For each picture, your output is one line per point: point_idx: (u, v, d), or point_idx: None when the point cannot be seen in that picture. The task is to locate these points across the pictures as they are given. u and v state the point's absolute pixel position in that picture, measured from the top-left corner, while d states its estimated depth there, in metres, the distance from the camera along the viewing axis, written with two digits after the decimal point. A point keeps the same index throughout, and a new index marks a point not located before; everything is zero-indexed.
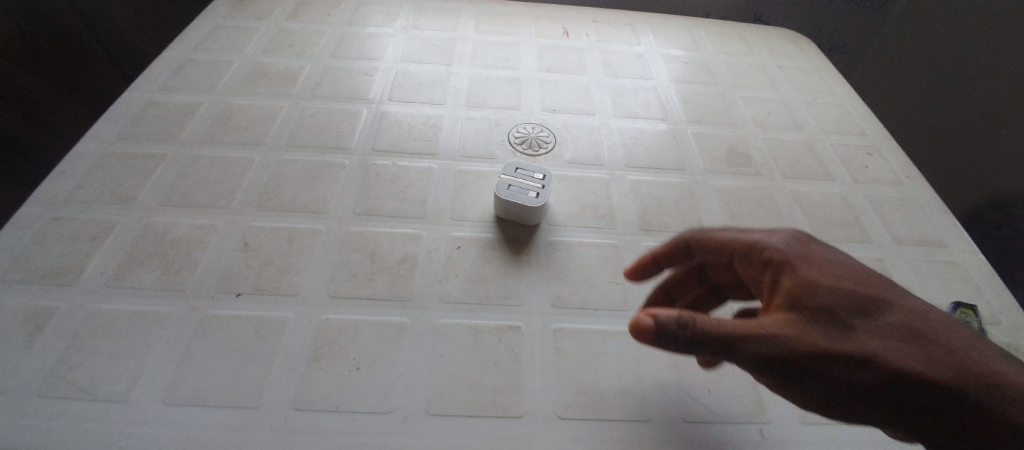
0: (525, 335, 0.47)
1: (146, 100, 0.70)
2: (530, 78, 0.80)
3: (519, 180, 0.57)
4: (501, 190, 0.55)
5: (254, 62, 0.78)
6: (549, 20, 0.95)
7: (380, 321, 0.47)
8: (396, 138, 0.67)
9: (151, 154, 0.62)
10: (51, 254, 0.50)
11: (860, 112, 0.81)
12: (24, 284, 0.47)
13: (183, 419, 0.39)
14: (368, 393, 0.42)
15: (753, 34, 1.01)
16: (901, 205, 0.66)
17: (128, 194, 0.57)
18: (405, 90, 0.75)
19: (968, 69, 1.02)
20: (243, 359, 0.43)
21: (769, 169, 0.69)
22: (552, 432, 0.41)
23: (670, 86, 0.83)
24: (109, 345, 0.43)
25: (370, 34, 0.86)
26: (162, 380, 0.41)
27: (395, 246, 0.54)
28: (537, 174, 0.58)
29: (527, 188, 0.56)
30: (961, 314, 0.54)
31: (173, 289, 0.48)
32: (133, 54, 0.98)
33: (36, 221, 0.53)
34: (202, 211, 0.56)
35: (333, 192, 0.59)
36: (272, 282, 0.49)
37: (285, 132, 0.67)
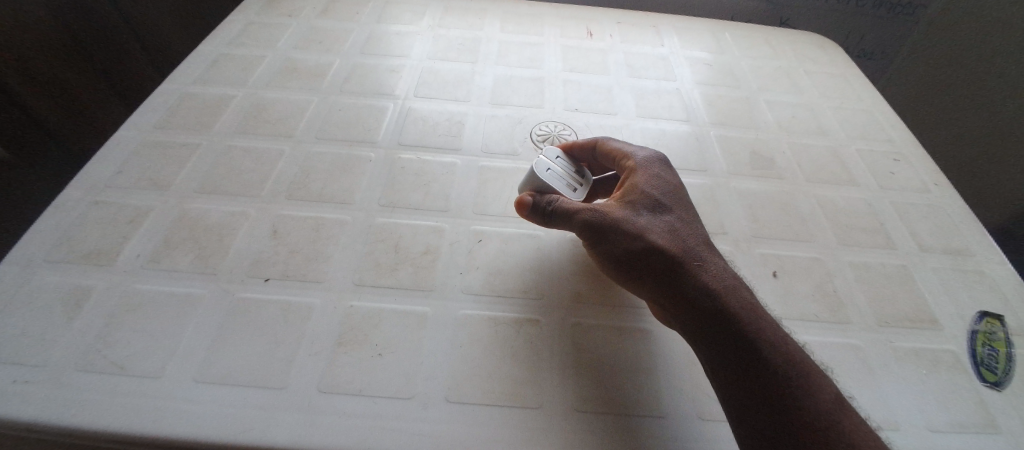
0: (543, 328, 0.48)
1: (182, 92, 0.72)
2: (553, 78, 0.81)
3: (561, 168, 0.55)
4: (539, 170, 0.53)
5: (285, 57, 0.80)
6: (573, 22, 0.96)
7: (403, 309, 0.48)
8: (421, 133, 0.69)
9: (186, 143, 0.64)
10: (92, 235, 0.53)
11: (887, 119, 0.80)
12: (67, 263, 0.50)
13: (213, 396, 0.41)
14: (390, 378, 0.43)
15: (779, 38, 1.00)
16: (929, 213, 0.65)
17: (164, 181, 0.59)
18: (431, 88, 0.77)
19: (988, 77, 1.01)
20: (272, 340, 0.45)
21: (792, 173, 0.68)
22: (568, 424, 0.41)
23: (693, 89, 0.83)
24: (145, 323, 0.45)
25: (396, 32, 0.88)
26: (194, 359, 0.43)
27: (419, 238, 0.55)
28: (580, 170, 0.56)
29: (565, 179, 0.54)
30: (989, 325, 0.53)
31: (206, 272, 0.50)
32: (171, 50, 1.00)
33: (79, 204, 0.56)
34: (233, 199, 0.58)
35: (359, 184, 0.61)
36: (300, 269, 0.51)
37: (314, 125, 0.69)
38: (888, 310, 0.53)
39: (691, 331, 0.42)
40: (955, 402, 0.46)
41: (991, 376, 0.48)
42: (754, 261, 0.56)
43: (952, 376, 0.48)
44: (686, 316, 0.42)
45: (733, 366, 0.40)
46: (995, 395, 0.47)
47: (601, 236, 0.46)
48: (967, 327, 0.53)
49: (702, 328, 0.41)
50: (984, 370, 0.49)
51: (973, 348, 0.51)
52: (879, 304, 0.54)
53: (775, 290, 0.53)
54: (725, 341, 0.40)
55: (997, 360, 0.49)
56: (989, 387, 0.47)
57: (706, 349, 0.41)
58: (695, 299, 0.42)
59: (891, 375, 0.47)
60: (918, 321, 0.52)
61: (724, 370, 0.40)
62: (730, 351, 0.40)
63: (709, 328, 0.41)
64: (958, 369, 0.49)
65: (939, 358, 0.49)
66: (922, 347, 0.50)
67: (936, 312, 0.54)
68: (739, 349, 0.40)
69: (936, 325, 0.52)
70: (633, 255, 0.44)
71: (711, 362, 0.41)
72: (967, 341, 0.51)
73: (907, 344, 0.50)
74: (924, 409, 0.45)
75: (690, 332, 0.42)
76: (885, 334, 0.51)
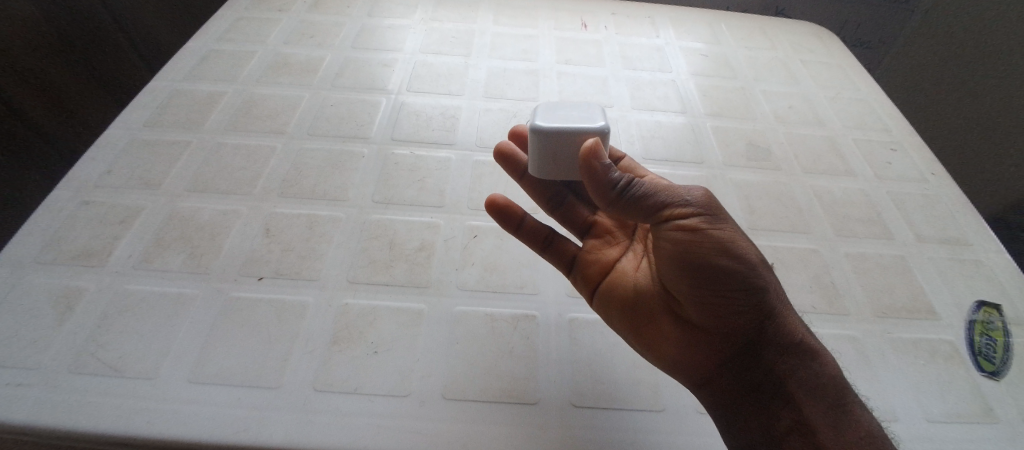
0: (540, 324, 0.48)
1: (171, 89, 0.71)
2: (548, 71, 0.80)
3: None
4: None
5: (276, 53, 0.79)
6: (567, 13, 0.95)
7: (398, 307, 0.48)
8: (414, 128, 0.68)
9: (176, 142, 0.63)
10: (82, 236, 0.52)
11: (884, 108, 0.80)
12: (57, 265, 0.49)
13: (207, 397, 0.40)
14: (386, 376, 0.42)
15: (775, 29, 0.99)
16: (925, 202, 0.65)
17: (154, 179, 0.59)
18: (424, 82, 0.76)
19: (981, 65, 1.00)
20: (265, 340, 0.44)
21: (789, 164, 0.68)
22: (566, 419, 0.41)
23: (689, 80, 0.82)
24: (137, 324, 0.45)
25: (389, 26, 0.87)
26: (187, 360, 0.43)
27: (413, 235, 0.54)
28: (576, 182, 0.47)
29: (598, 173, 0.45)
30: (986, 314, 0.53)
31: (198, 272, 0.50)
32: (158, 44, 0.98)
33: (68, 205, 0.55)
34: (225, 197, 0.57)
35: (352, 180, 0.60)
36: (293, 267, 0.51)
37: (307, 121, 0.68)
38: (885, 300, 0.53)
39: (784, 354, 0.37)
40: (952, 391, 0.46)
41: (989, 365, 0.48)
42: None
43: (949, 366, 0.48)
44: (783, 337, 0.37)
45: (822, 393, 0.37)
46: (992, 384, 0.47)
47: (727, 228, 0.35)
48: (964, 316, 0.53)
49: (795, 350, 0.37)
50: (982, 359, 0.49)
51: (971, 337, 0.50)
52: (875, 295, 0.53)
53: None
54: (810, 365, 0.37)
55: (994, 349, 0.49)
56: (986, 377, 0.47)
57: (789, 375, 0.37)
58: (791, 319, 0.38)
59: (888, 365, 0.47)
60: (916, 312, 0.52)
61: (804, 396, 0.37)
62: (818, 377, 0.37)
63: (802, 351, 0.37)
64: (955, 359, 0.49)
65: (937, 348, 0.49)
66: (920, 337, 0.50)
67: (933, 302, 0.54)
68: (827, 376, 0.37)
69: (932, 315, 0.52)
70: (758, 260, 0.35)
71: (790, 390, 0.37)
72: (965, 331, 0.51)
73: (905, 334, 0.50)
74: (922, 399, 0.45)
75: (779, 356, 0.37)
76: (882, 324, 0.51)
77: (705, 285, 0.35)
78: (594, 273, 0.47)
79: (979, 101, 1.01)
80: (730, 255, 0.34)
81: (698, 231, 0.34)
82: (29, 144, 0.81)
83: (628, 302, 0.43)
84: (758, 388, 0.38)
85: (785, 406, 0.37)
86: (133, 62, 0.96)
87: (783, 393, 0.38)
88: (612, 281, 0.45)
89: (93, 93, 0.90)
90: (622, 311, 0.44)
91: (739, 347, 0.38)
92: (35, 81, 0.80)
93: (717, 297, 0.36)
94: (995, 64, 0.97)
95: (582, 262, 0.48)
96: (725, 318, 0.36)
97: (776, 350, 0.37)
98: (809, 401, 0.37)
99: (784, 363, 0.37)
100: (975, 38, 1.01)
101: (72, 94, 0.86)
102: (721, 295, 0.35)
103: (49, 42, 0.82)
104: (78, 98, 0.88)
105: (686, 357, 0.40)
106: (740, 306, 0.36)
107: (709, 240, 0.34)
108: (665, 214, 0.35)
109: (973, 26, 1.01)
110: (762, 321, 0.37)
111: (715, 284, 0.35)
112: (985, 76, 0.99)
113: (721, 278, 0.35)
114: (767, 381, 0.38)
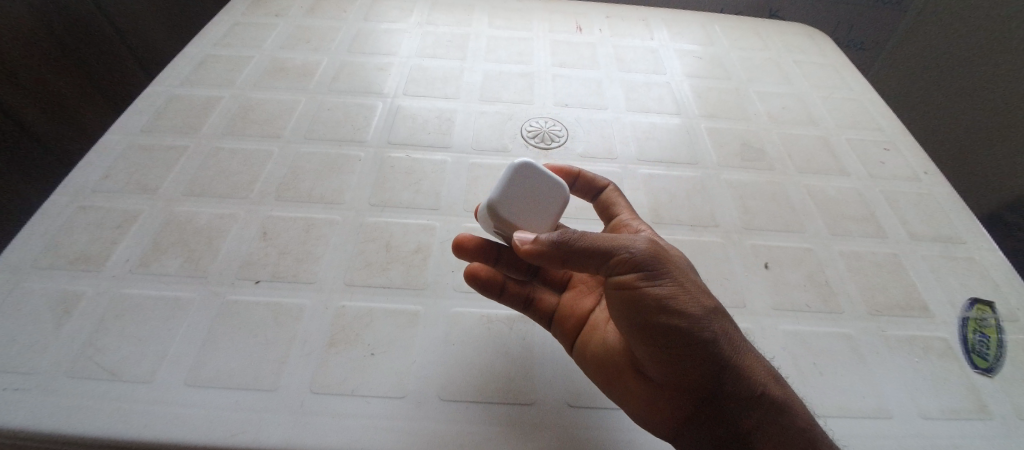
0: (536, 325, 0.48)
1: (168, 94, 0.71)
2: (543, 73, 0.81)
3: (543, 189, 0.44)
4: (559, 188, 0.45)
5: (272, 57, 0.80)
6: (562, 16, 0.96)
7: (394, 308, 0.48)
8: (410, 131, 0.68)
9: (173, 146, 0.64)
10: (80, 240, 0.52)
11: (877, 108, 0.80)
12: (55, 269, 0.49)
13: (204, 400, 0.40)
14: (383, 377, 0.43)
15: (768, 30, 1.00)
16: (918, 201, 0.65)
17: (151, 184, 0.59)
18: (420, 85, 0.76)
19: (975, 65, 1.01)
20: (262, 343, 0.44)
21: (783, 164, 0.69)
22: (562, 419, 0.41)
23: (683, 81, 0.82)
24: (133, 328, 0.45)
25: (385, 30, 0.88)
26: (184, 363, 0.43)
27: (409, 237, 0.55)
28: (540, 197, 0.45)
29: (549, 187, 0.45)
30: (979, 311, 0.53)
31: (195, 275, 0.50)
32: (154, 49, 0.99)
33: (65, 210, 0.55)
34: (222, 201, 0.57)
35: (348, 184, 0.61)
36: (290, 270, 0.51)
37: (303, 125, 0.68)
38: (879, 298, 0.53)
39: (747, 407, 0.33)
40: (946, 388, 0.46)
41: (982, 362, 0.48)
42: (746, 252, 0.56)
43: (943, 363, 0.48)
44: (743, 391, 0.33)
45: None
46: (987, 381, 0.47)
47: (669, 282, 0.32)
48: (958, 314, 0.53)
49: (760, 403, 0.33)
50: (976, 356, 0.49)
51: (965, 334, 0.51)
52: (869, 292, 0.54)
53: (767, 281, 0.53)
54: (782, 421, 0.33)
55: (988, 346, 0.50)
56: (980, 373, 0.48)
57: (756, 429, 0.33)
58: (754, 368, 0.34)
59: (883, 362, 0.48)
60: (910, 309, 0.53)
61: None
62: (789, 431, 0.33)
63: (767, 405, 0.33)
64: (949, 356, 0.49)
65: (931, 345, 0.50)
66: (914, 334, 0.50)
67: (926, 299, 0.54)
68: (797, 431, 0.33)
69: (926, 312, 0.53)
70: (702, 313, 0.32)
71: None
72: (959, 328, 0.51)
73: (899, 331, 0.51)
74: (917, 396, 0.45)
75: (745, 411, 0.33)
76: (876, 322, 0.51)
77: (655, 341, 0.33)
78: (569, 328, 0.44)
79: (972, 100, 1.02)
80: (670, 312, 0.32)
81: (634, 286, 0.32)
82: (19, 147, 0.80)
83: (598, 359, 0.41)
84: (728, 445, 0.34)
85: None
86: (130, 67, 0.96)
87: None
88: (584, 335, 0.43)
89: (89, 97, 0.90)
90: (594, 366, 0.41)
91: (699, 402, 0.34)
92: (29, 83, 0.79)
93: (669, 353, 0.33)
94: (986, 64, 0.98)
95: (557, 314, 0.45)
96: (679, 373, 0.34)
97: (740, 405, 0.33)
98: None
99: (748, 418, 0.33)
100: (967, 39, 1.02)
101: (65, 97, 0.86)
102: (672, 353, 0.33)
103: (45, 44, 0.81)
104: (75, 103, 0.88)
105: (653, 411, 0.37)
106: (694, 360, 0.33)
107: (648, 294, 0.32)
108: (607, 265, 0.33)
109: (965, 26, 1.02)
110: (717, 375, 0.33)
111: (661, 340, 0.33)
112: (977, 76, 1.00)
113: (666, 338, 0.32)
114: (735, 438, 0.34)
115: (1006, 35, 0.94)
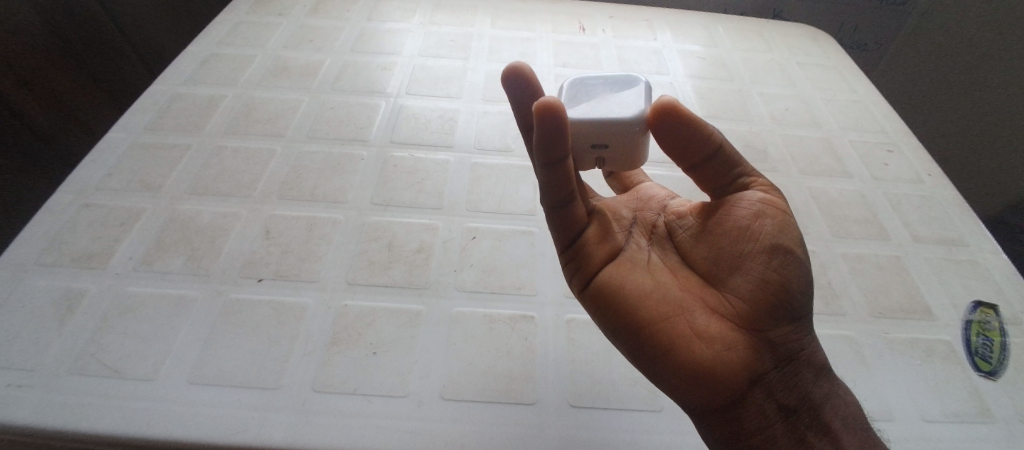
0: (538, 325, 0.48)
1: (171, 93, 0.71)
2: (545, 74, 0.81)
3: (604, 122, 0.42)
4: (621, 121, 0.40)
5: (275, 56, 0.80)
6: (565, 17, 0.95)
7: (395, 308, 0.48)
8: (413, 131, 0.68)
9: (177, 145, 0.64)
10: (82, 238, 0.52)
11: (881, 110, 0.80)
12: (58, 267, 0.49)
13: (205, 398, 0.40)
14: (384, 377, 0.43)
15: (771, 31, 0.99)
16: (921, 203, 0.65)
17: (155, 182, 0.59)
18: (423, 85, 0.76)
19: (971, 69, 1.02)
20: (264, 343, 0.44)
21: (786, 165, 0.69)
22: (565, 419, 0.41)
23: (686, 82, 0.82)
24: (135, 327, 0.45)
25: (388, 29, 0.88)
26: (186, 361, 0.43)
27: (412, 236, 0.55)
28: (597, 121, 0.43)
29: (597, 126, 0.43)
30: (982, 314, 0.53)
31: (198, 273, 0.50)
32: (159, 47, 0.99)
33: (68, 209, 0.55)
34: (225, 199, 0.58)
35: (350, 183, 0.61)
36: (293, 269, 0.51)
37: (306, 124, 0.68)
38: (881, 300, 0.53)
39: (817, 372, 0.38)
40: (949, 391, 0.46)
41: (985, 365, 0.48)
42: None
43: (946, 366, 0.48)
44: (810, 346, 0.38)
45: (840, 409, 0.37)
46: (989, 384, 0.47)
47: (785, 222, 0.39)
48: (961, 316, 0.53)
49: (825, 373, 0.38)
50: (979, 360, 0.49)
51: (968, 337, 0.51)
52: (872, 295, 0.54)
53: None
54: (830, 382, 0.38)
55: (991, 349, 0.50)
56: (983, 376, 0.47)
57: (826, 397, 0.37)
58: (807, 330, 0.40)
59: (884, 365, 0.47)
60: (912, 312, 0.53)
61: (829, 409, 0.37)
62: (845, 404, 0.38)
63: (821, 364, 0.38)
64: (952, 360, 0.49)
65: (933, 348, 0.50)
66: (916, 336, 0.50)
67: (930, 302, 0.54)
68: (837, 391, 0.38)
69: (929, 315, 0.53)
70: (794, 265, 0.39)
71: (819, 406, 0.37)
72: (962, 331, 0.51)
73: (901, 334, 0.50)
74: (920, 399, 0.45)
75: (813, 365, 0.38)
76: (877, 324, 0.51)
77: (773, 268, 0.36)
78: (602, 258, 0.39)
79: (971, 104, 1.03)
80: (795, 243, 0.37)
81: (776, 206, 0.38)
82: (20, 142, 0.80)
83: (648, 292, 0.37)
84: (792, 399, 0.36)
85: (822, 435, 0.36)
86: (135, 66, 0.96)
87: (820, 422, 0.36)
88: (622, 274, 0.38)
89: (94, 97, 0.90)
90: (638, 309, 0.36)
91: (781, 352, 0.36)
92: (34, 82, 0.80)
93: (782, 285, 0.36)
94: (982, 67, 0.99)
95: (582, 242, 0.40)
96: (782, 312, 0.36)
97: (809, 362, 0.37)
98: (844, 427, 0.36)
99: (819, 384, 0.37)
100: (965, 42, 1.02)
101: (70, 96, 0.86)
102: (789, 284, 0.36)
103: (48, 39, 0.81)
104: (80, 102, 0.88)
105: (728, 364, 0.35)
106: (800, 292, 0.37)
107: (782, 220, 0.37)
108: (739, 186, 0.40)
109: (963, 29, 1.02)
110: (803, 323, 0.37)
111: (780, 267, 0.36)
112: (975, 78, 1.01)
113: (787, 262, 0.36)
114: (802, 404, 0.36)
115: (1001, 40, 0.95)
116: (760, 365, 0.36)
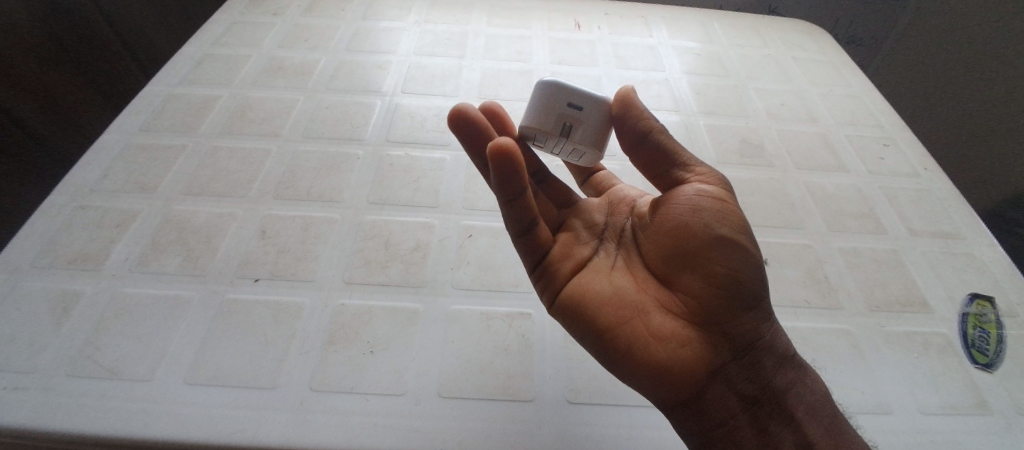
0: (536, 322, 0.48)
1: (165, 94, 0.71)
2: (541, 71, 0.81)
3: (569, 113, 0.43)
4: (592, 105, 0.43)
5: (270, 56, 0.80)
6: (561, 14, 0.95)
7: (393, 306, 0.48)
8: (409, 130, 0.68)
9: (172, 145, 0.64)
10: (78, 240, 0.52)
11: (876, 104, 0.80)
12: (54, 269, 0.49)
13: (202, 398, 0.40)
14: (382, 375, 0.43)
15: (767, 26, 0.99)
16: (917, 197, 0.65)
17: (150, 182, 0.59)
18: (418, 84, 0.76)
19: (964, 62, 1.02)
20: (261, 342, 0.44)
21: (783, 161, 0.68)
22: (563, 415, 0.41)
23: (682, 79, 0.82)
24: (132, 328, 0.45)
25: (383, 28, 0.87)
26: (183, 362, 0.43)
27: (408, 235, 0.55)
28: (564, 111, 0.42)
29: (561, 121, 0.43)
30: (978, 307, 0.53)
31: (194, 274, 0.50)
32: (153, 48, 0.99)
33: (64, 210, 0.55)
34: (220, 199, 0.58)
35: (346, 182, 0.60)
36: (290, 268, 0.51)
37: (301, 124, 0.68)
38: (878, 293, 0.54)
39: (781, 364, 0.38)
40: (946, 383, 0.46)
41: (981, 357, 0.48)
42: None
43: (943, 358, 0.48)
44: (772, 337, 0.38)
45: (808, 401, 0.37)
46: (986, 376, 0.47)
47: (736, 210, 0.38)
48: (957, 309, 0.53)
49: (790, 362, 0.38)
50: (975, 352, 0.49)
51: (964, 329, 0.51)
52: (869, 289, 0.54)
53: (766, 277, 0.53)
54: (797, 374, 0.38)
55: (987, 341, 0.50)
56: (980, 368, 0.48)
57: (790, 388, 0.37)
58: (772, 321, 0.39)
59: (882, 358, 0.48)
60: (909, 305, 0.53)
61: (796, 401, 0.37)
62: (812, 393, 0.38)
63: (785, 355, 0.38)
64: (949, 352, 0.49)
65: (930, 341, 0.50)
66: (913, 330, 0.50)
67: (926, 295, 0.54)
68: (806, 382, 0.38)
69: (926, 308, 0.53)
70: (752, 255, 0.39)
71: (785, 397, 0.37)
72: (958, 323, 0.51)
73: (898, 327, 0.51)
74: (917, 392, 0.45)
75: (776, 357, 0.38)
76: (874, 318, 0.51)
77: (722, 262, 0.35)
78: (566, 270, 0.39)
79: (964, 97, 1.04)
80: (744, 233, 0.36)
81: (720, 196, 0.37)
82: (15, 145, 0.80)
83: (605, 297, 0.37)
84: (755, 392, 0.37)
85: (788, 426, 0.36)
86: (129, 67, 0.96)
87: (786, 413, 0.37)
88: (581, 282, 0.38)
89: (89, 98, 0.90)
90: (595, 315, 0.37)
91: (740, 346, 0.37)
92: (28, 83, 0.79)
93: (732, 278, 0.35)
94: (976, 61, 1.00)
95: (548, 259, 0.40)
96: (736, 306, 0.36)
97: (771, 353, 0.38)
98: (811, 418, 0.36)
99: (784, 375, 0.38)
100: (958, 36, 1.03)
101: (64, 97, 0.86)
102: (740, 277, 0.35)
103: (42, 41, 0.81)
104: (74, 104, 0.88)
105: (685, 363, 0.35)
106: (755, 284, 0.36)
107: (730, 210, 0.37)
108: (683, 174, 0.39)
109: (956, 24, 1.03)
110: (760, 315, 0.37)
111: (730, 259, 0.35)
112: (968, 72, 1.02)
113: (736, 254, 0.35)
114: (766, 395, 0.37)
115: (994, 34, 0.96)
116: (717, 360, 0.36)
